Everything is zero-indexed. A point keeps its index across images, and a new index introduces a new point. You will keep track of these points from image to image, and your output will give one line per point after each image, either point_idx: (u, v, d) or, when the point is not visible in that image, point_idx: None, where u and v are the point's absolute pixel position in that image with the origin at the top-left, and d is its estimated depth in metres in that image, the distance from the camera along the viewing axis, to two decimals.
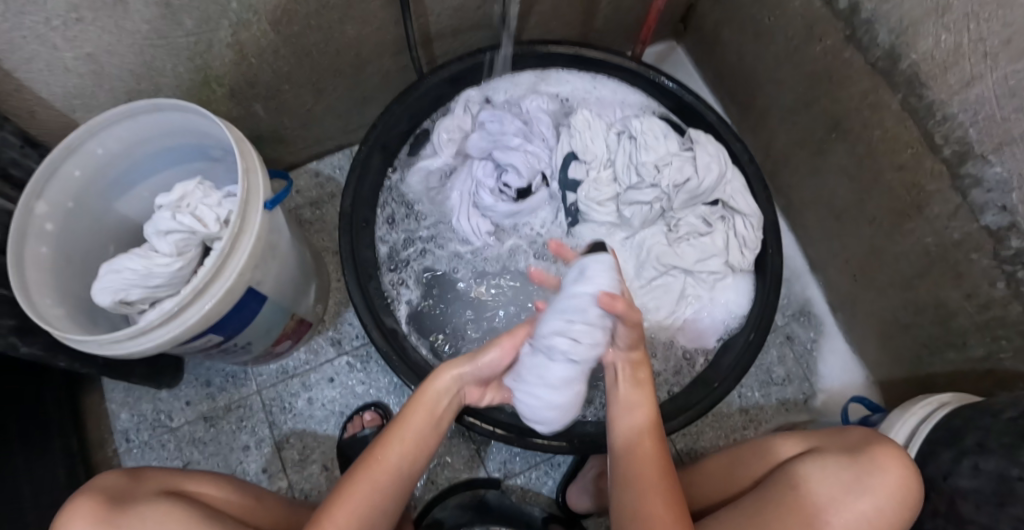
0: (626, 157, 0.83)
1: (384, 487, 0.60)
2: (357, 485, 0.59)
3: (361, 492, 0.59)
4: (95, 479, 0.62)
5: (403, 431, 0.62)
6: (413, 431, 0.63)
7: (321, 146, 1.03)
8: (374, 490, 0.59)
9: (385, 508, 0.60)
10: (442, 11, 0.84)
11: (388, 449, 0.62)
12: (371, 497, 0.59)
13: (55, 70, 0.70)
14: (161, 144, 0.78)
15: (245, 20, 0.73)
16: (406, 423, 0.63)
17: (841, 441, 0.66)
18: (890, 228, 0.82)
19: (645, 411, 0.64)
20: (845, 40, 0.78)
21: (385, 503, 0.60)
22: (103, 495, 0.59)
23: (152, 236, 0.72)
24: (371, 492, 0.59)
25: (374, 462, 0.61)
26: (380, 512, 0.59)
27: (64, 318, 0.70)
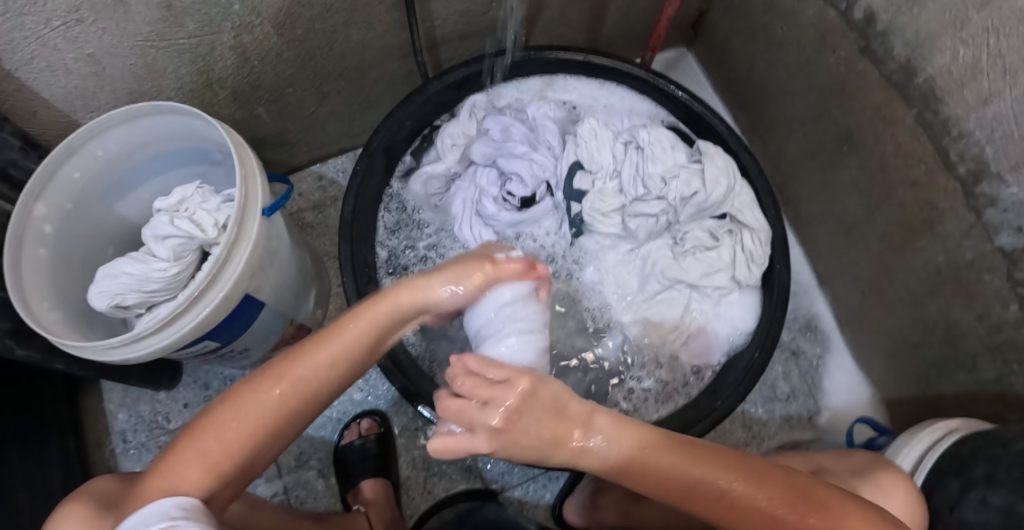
0: (632, 168, 0.81)
1: (282, 415, 0.50)
2: (256, 397, 0.50)
3: (259, 405, 0.49)
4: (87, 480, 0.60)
5: (324, 345, 0.52)
6: (334, 354, 0.52)
7: (324, 149, 1.02)
8: (270, 409, 0.50)
9: (274, 427, 0.50)
10: (449, 16, 0.83)
11: (299, 361, 0.51)
12: (263, 416, 0.50)
13: (56, 71, 0.70)
14: (162, 146, 0.78)
15: (248, 23, 0.72)
16: (333, 341, 0.52)
17: (846, 465, 0.66)
18: (899, 245, 0.81)
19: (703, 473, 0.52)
20: (860, 52, 0.76)
21: (281, 427, 0.51)
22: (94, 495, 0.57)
23: (151, 239, 0.72)
24: (275, 409, 0.50)
25: (276, 380, 0.50)
26: (264, 436, 0.50)
27: (61, 323, 0.70)
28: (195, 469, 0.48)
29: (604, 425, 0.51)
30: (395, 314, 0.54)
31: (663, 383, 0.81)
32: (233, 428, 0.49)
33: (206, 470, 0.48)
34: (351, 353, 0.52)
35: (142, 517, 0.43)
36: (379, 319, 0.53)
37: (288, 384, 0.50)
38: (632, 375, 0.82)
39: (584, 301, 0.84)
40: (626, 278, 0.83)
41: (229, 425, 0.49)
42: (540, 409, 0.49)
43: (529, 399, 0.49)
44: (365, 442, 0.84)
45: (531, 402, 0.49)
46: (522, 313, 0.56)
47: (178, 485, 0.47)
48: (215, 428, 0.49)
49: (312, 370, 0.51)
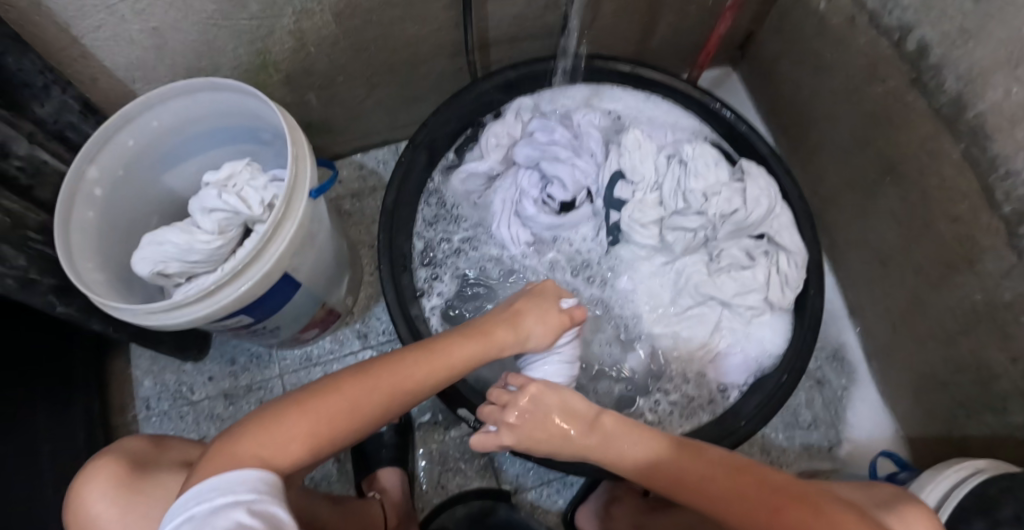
0: (674, 182, 0.81)
1: (375, 409, 0.54)
2: (362, 387, 0.54)
3: (365, 396, 0.53)
4: (118, 441, 0.62)
5: (436, 356, 0.59)
6: (431, 372, 0.58)
7: (367, 139, 1.02)
8: (377, 403, 0.54)
9: (372, 419, 0.54)
10: (502, 18, 0.84)
11: (414, 364, 0.57)
12: (370, 406, 0.54)
13: (121, 40, 0.72)
14: (214, 122, 0.79)
15: (309, 9, 0.75)
16: (442, 356, 0.59)
17: (870, 497, 0.65)
18: (936, 280, 0.80)
19: (695, 471, 0.57)
20: (910, 83, 0.76)
21: (366, 422, 0.54)
22: (125, 457, 0.60)
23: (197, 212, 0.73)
24: (374, 404, 0.54)
25: (391, 375, 0.55)
26: (359, 426, 0.54)
27: (103, 284, 0.71)
28: (296, 441, 0.50)
29: (606, 421, 0.58)
30: (497, 344, 0.64)
31: (688, 399, 0.81)
32: (341, 411, 0.52)
33: (302, 446, 0.50)
34: (451, 371, 0.60)
35: (229, 480, 0.44)
36: (484, 344, 0.63)
37: (396, 384, 0.55)
38: (656, 388, 0.82)
39: (616, 308, 0.84)
40: (658, 291, 0.83)
41: (334, 408, 0.52)
42: (547, 407, 0.58)
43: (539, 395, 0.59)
44: (384, 431, 0.85)
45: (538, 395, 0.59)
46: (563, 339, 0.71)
47: (280, 454, 0.49)
48: (322, 404, 0.52)
49: (410, 377, 0.56)
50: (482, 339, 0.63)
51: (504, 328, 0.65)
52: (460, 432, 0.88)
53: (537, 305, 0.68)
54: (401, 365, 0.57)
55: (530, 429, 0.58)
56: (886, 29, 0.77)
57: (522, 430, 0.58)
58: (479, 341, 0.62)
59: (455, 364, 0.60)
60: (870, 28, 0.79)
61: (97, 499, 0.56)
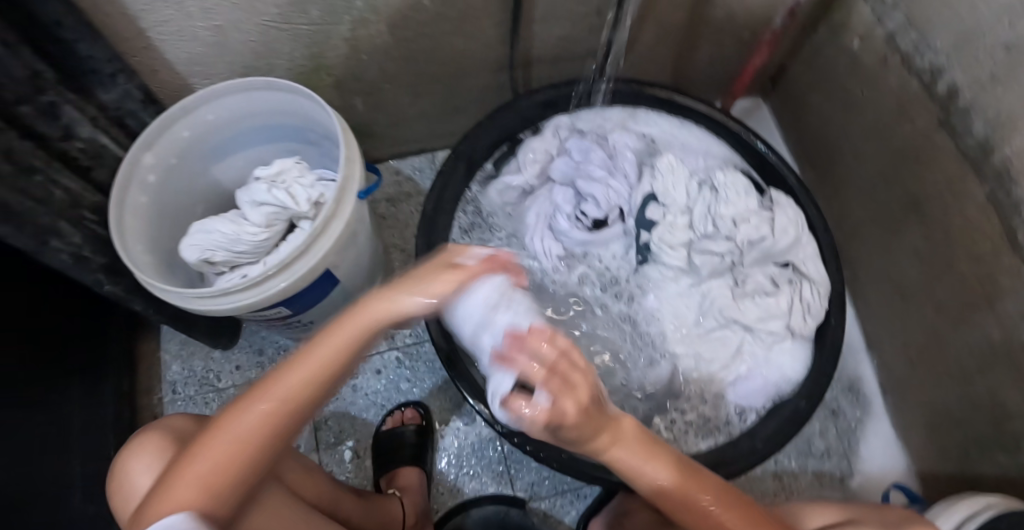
0: (704, 207, 0.83)
1: (268, 427, 0.50)
2: (238, 418, 0.49)
3: (245, 427, 0.49)
4: (163, 417, 0.63)
5: (309, 356, 0.51)
6: (306, 374, 0.50)
7: (406, 146, 1.05)
8: (261, 427, 0.49)
9: (270, 442, 0.50)
10: (547, 38, 0.88)
11: (286, 375, 0.50)
12: (256, 433, 0.49)
13: (185, 36, 0.76)
14: (266, 120, 0.83)
15: (366, 19, 0.78)
16: (313, 353, 0.51)
17: (880, 518, 0.66)
18: (955, 318, 0.82)
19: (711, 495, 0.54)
20: (938, 124, 0.78)
21: (270, 442, 0.50)
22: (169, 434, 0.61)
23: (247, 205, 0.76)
24: (258, 430, 0.49)
25: (263, 394, 0.50)
26: (258, 452, 0.50)
27: (151, 267, 0.74)
28: (191, 494, 0.47)
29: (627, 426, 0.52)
30: (375, 318, 0.52)
31: (707, 419, 0.83)
32: (224, 450, 0.49)
33: (199, 487, 0.48)
34: (336, 362, 0.51)
35: None
36: (359, 324, 0.51)
37: (271, 401, 0.49)
38: (675, 405, 0.84)
39: (643, 325, 0.86)
40: (683, 312, 0.85)
41: (219, 449, 0.49)
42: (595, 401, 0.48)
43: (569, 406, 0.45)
44: (406, 431, 0.86)
45: (575, 401, 0.45)
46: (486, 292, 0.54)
47: (175, 506, 0.47)
48: (206, 449, 0.49)
49: (293, 385, 0.50)
50: (354, 320, 0.51)
51: (377, 300, 0.52)
52: (479, 437, 0.89)
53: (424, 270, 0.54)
54: (271, 381, 0.50)
55: (580, 422, 0.46)
56: (917, 70, 0.80)
57: (578, 421, 0.46)
58: (349, 323, 0.51)
59: (348, 352, 0.52)
60: (902, 69, 0.82)
61: (141, 472, 0.58)
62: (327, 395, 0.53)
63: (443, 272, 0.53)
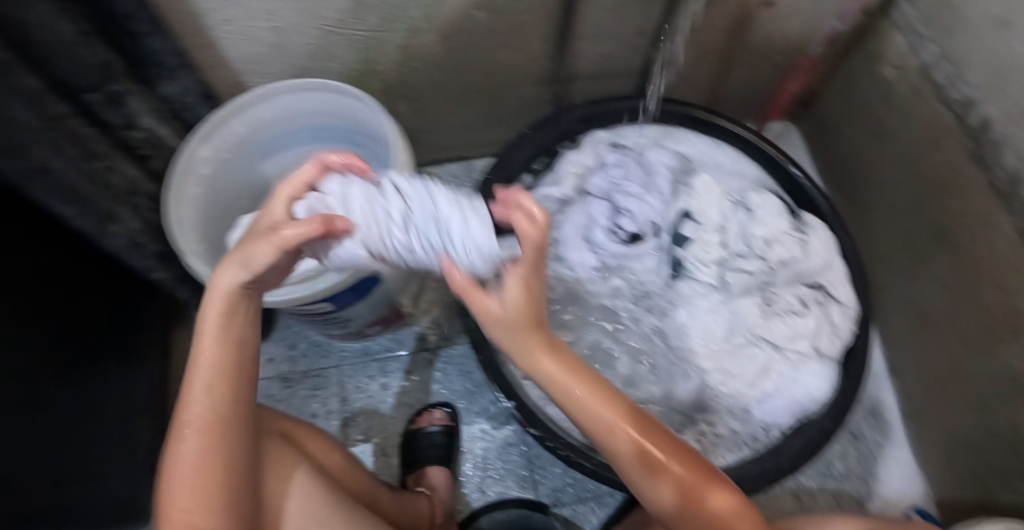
0: (738, 227, 0.85)
1: (214, 445, 0.50)
2: (176, 454, 0.50)
3: (188, 456, 0.49)
4: None
5: (194, 372, 0.50)
6: (201, 388, 0.50)
7: (444, 153, 1.07)
8: (199, 445, 0.50)
9: (217, 452, 0.50)
10: (589, 55, 0.91)
11: (188, 399, 0.50)
12: (199, 452, 0.50)
13: (246, 36, 0.79)
14: (317, 122, 0.85)
15: (419, 28, 0.81)
16: (196, 366, 0.50)
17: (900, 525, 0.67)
18: (979, 347, 0.83)
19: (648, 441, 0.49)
20: (968, 155, 0.80)
21: (228, 452, 0.51)
22: None
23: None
24: (201, 451, 0.50)
25: (181, 424, 0.50)
26: (213, 464, 0.50)
27: (202, 256, 0.76)
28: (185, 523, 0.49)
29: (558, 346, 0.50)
30: (223, 311, 0.50)
31: (733, 434, 0.84)
32: (189, 477, 0.49)
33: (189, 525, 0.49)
34: (224, 361, 0.50)
35: None
36: (216, 322, 0.50)
37: (189, 425, 0.50)
38: (700, 418, 0.85)
39: (674, 340, 0.88)
40: (712, 327, 0.86)
41: (185, 479, 0.49)
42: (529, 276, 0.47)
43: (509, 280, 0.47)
44: (434, 432, 0.88)
45: (524, 265, 0.47)
46: (334, 185, 0.50)
47: None
48: (169, 488, 0.50)
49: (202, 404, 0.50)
50: (208, 323, 0.50)
51: (226, 293, 0.49)
52: (505, 440, 0.91)
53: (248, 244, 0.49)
54: (181, 407, 0.50)
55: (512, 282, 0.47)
56: (950, 102, 0.82)
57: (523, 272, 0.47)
58: (210, 325, 0.50)
59: (234, 343, 0.51)
60: (934, 100, 0.84)
61: None
62: (246, 384, 0.52)
63: (300, 223, 0.46)
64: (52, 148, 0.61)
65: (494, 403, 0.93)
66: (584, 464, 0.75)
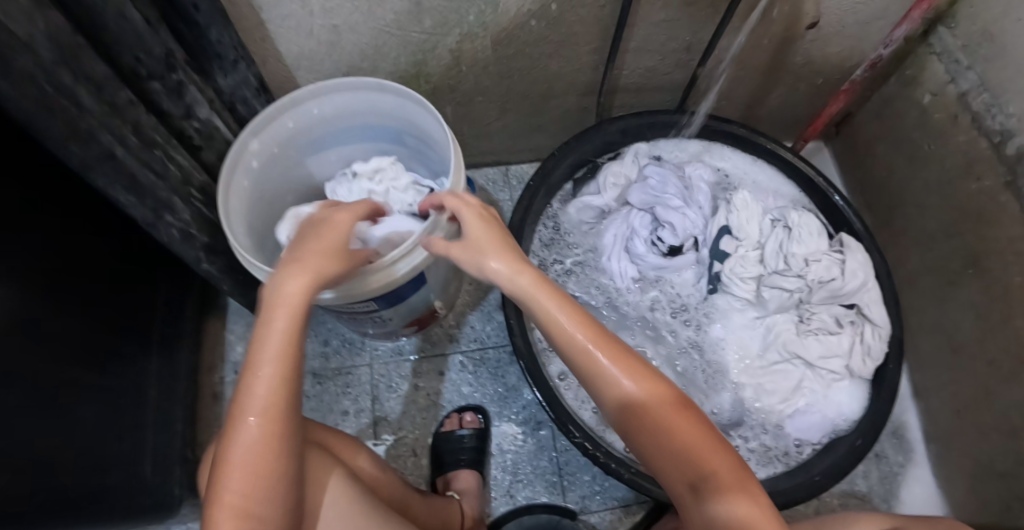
0: (776, 244, 0.87)
1: (273, 439, 0.49)
2: (235, 439, 0.49)
3: (249, 444, 0.49)
4: None
5: (260, 357, 0.50)
6: (270, 376, 0.49)
7: (482, 158, 1.08)
8: (259, 434, 0.49)
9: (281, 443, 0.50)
10: (634, 69, 0.92)
11: (252, 384, 0.49)
12: (259, 442, 0.49)
13: (302, 32, 0.79)
14: (366, 120, 0.86)
15: (472, 33, 0.82)
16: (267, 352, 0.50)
17: None
18: (1007, 373, 0.84)
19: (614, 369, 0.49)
20: (1004, 185, 0.82)
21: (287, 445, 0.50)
22: None
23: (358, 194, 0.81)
24: (262, 440, 0.49)
25: (243, 409, 0.49)
26: (274, 454, 0.49)
27: (247, 248, 0.75)
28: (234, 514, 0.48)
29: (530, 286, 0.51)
30: (295, 305, 0.51)
31: (766, 449, 0.85)
32: (246, 465, 0.48)
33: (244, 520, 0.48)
34: (295, 352, 0.50)
35: None
36: (290, 311, 0.51)
37: (255, 411, 0.49)
38: (733, 434, 0.86)
39: (709, 353, 0.89)
40: (747, 342, 0.88)
41: (242, 467, 0.48)
42: (483, 226, 0.55)
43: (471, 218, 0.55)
44: (466, 435, 0.88)
45: (476, 216, 0.56)
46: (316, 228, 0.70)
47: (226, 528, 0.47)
48: (224, 475, 0.48)
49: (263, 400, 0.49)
50: (282, 309, 0.51)
51: (291, 288, 0.51)
52: (534, 445, 0.91)
53: (307, 257, 0.53)
54: (244, 391, 0.49)
55: (472, 222, 0.55)
56: (987, 132, 0.83)
57: (473, 216, 0.56)
58: (281, 310, 0.50)
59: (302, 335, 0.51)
60: (972, 129, 0.85)
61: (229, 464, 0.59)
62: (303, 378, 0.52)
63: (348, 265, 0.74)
64: (115, 135, 0.62)
65: (526, 408, 0.93)
66: (623, 473, 0.75)
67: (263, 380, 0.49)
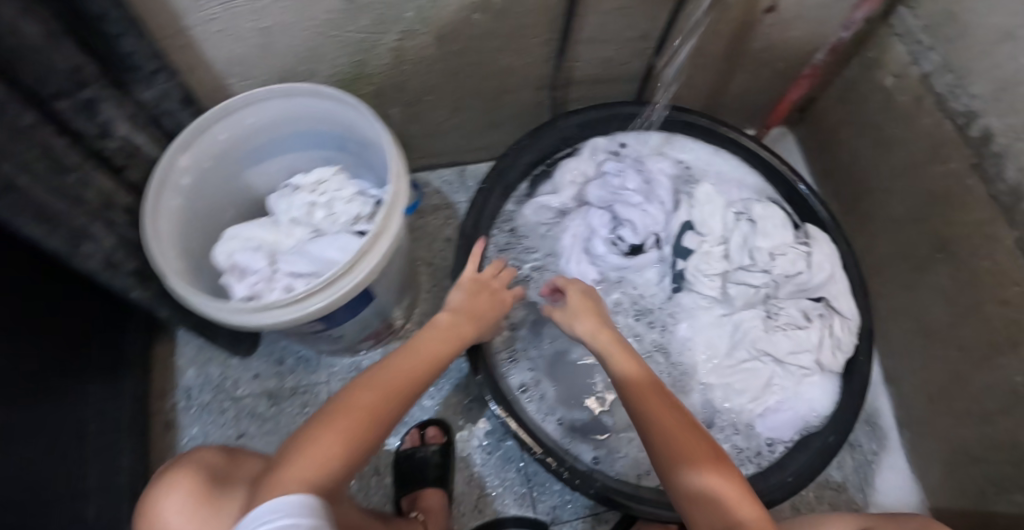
0: (740, 238, 0.85)
1: (385, 405, 0.59)
2: (358, 392, 0.59)
3: (369, 400, 0.59)
4: (195, 452, 0.66)
5: (412, 352, 0.65)
6: (409, 368, 0.63)
7: (436, 159, 1.03)
8: (379, 399, 0.59)
9: (384, 413, 0.59)
10: (588, 60, 0.88)
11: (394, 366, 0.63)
12: (375, 406, 0.59)
13: (230, 36, 0.74)
14: (305, 127, 0.81)
15: (413, 30, 0.77)
16: (413, 353, 0.65)
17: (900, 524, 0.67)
18: (978, 358, 0.83)
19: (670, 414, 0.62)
20: (970, 167, 0.79)
21: (383, 421, 0.59)
22: (203, 469, 0.63)
23: (300, 211, 0.75)
24: (378, 402, 0.59)
25: (378, 381, 0.61)
26: (376, 423, 0.58)
27: (182, 273, 0.71)
28: (323, 446, 0.54)
29: (616, 351, 0.68)
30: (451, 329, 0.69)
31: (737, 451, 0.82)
32: (355, 418, 0.57)
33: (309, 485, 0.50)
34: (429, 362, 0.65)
35: (274, 503, 0.46)
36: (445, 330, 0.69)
37: (385, 380, 0.61)
38: None
39: (675, 356, 0.86)
40: (716, 342, 0.85)
41: (349, 417, 0.57)
42: (583, 301, 0.74)
43: (575, 294, 0.74)
44: (429, 451, 0.85)
45: (581, 296, 0.74)
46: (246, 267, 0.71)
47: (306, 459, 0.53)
48: (333, 417, 0.57)
49: (382, 382, 0.61)
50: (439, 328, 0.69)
51: (444, 316, 0.70)
52: (502, 457, 0.88)
53: (467, 299, 0.73)
54: (382, 369, 0.63)
55: (575, 295, 0.74)
56: (951, 114, 0.80)
57: (577, 295, 0.74)
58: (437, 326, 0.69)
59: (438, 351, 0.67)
60: (936, 111, 0.83)
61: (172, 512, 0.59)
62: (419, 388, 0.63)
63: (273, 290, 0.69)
64: (17, 163, 0.57)
65: (491, 419, 0.90)
66: (588, 488, 0.73)
67: (402, 364, 0.63)
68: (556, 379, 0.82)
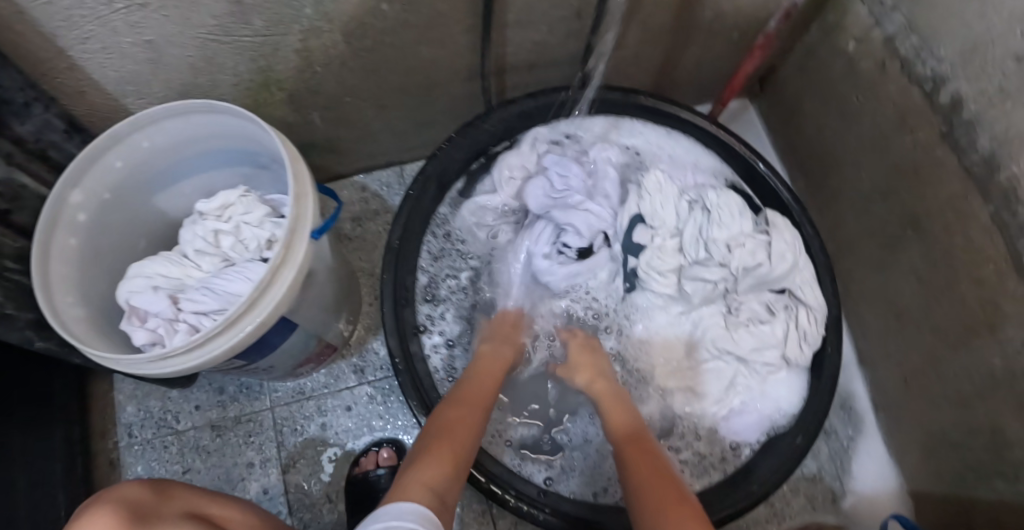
0: (695, 229, 0.78)
1: (472, 418, 0.62)
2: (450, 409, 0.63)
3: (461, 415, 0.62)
4: (114, 487, 0.55)
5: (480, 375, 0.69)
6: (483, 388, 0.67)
7: (372, 161, 0.96)
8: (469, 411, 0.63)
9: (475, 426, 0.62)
10: (521, 44, 0.80)
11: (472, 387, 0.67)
12: (469, 420, 0.62)
13: (111, 54, 0.66)
14: (210, 144, 0.74)
15: (317, 28, 0.69)
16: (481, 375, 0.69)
17: None
18: (954, 339, 0.77)
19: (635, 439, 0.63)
20: (940, 137, 0.72)
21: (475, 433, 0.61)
22: (124, 509, 0.53)
23: (205, 240, 0.71)
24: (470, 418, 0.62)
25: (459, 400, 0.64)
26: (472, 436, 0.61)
27: (83, 320, 0.66)
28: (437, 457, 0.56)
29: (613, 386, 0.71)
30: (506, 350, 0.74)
31: (699, 457, 0.78)
32: (456, 431, 0.60)
33: (428, 493, 0.51)
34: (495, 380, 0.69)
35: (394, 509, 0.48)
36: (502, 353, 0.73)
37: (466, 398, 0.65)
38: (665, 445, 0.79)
39: (632, 363, 0.81)
40: (673, 341, 0.81)
41: (449, 431, 0.60)
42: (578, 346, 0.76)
43: (576, 347, 0.76)
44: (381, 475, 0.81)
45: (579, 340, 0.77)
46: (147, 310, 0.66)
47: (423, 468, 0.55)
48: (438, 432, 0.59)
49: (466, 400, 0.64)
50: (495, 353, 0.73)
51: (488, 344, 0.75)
52: None
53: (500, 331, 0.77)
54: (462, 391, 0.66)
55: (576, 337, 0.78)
56: (919, 79, 0.73)
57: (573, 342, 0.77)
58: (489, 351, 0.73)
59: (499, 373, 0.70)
60: (902, 76, 0.75)
61: None
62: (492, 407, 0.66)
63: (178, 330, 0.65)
64: None
65: None
66: (538, 515, 0.69)
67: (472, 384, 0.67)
68: (506, 392, 0.80)
